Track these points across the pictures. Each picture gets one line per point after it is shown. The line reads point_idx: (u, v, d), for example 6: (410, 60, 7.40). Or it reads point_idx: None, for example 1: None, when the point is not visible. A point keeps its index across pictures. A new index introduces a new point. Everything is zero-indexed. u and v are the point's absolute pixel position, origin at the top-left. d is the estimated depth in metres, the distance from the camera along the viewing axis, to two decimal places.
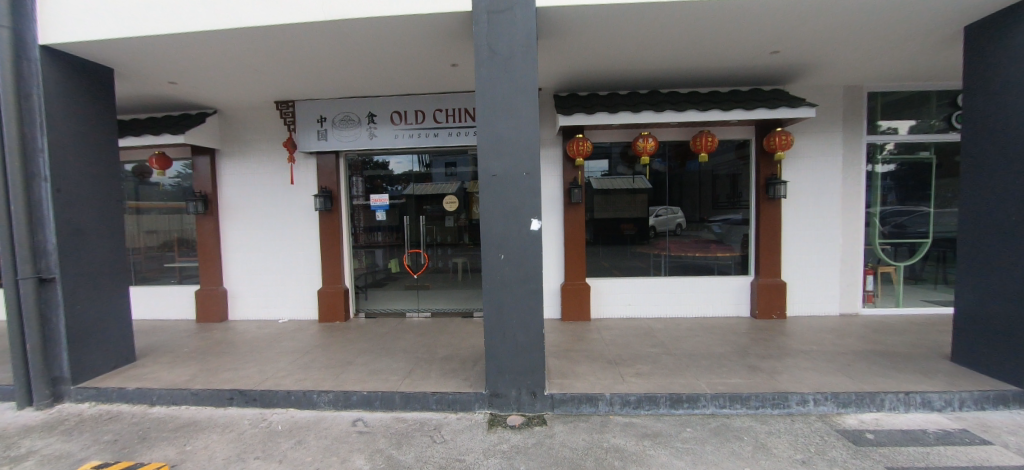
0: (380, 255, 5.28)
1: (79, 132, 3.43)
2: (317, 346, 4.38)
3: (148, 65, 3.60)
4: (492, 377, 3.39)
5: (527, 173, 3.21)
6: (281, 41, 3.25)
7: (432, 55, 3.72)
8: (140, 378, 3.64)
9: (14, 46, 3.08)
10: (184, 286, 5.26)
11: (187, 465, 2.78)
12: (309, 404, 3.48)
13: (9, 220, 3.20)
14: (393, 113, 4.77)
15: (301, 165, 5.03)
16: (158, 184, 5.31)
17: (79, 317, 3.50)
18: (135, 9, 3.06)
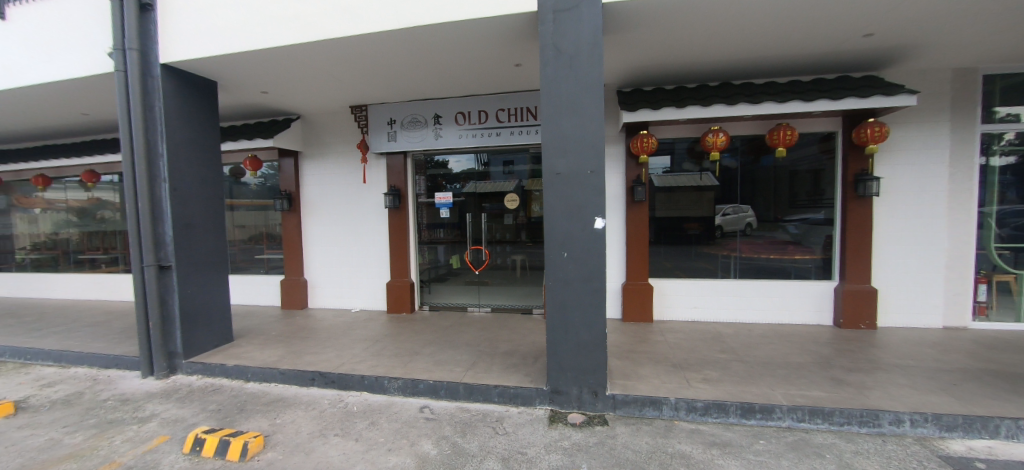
0: (443, 251, 5.49)
1: (191, 138, 3.90)
2: (386, 336, 4.65)
3: (247, 78, 4.01)
4: (553, 374, 3.41)
5: (592, 171, 3.18)
6: (358, 50, 3.48)
7: (497, 55, 3.80)
8: (237, 356, 4.08)
9: (142, 65, 3.56)
10: (271, 275, 5.82)
11: (277, 437, 3.08)
12: (380, 389, 3.70)
13: (136, 215, 3.71)
14: (457, 114, 4.94)
15: (373, 165, 5.36)
16: (249, 183, 5.90)
17: (190, 301, 3.99)
18: (235, 27, 3.41)
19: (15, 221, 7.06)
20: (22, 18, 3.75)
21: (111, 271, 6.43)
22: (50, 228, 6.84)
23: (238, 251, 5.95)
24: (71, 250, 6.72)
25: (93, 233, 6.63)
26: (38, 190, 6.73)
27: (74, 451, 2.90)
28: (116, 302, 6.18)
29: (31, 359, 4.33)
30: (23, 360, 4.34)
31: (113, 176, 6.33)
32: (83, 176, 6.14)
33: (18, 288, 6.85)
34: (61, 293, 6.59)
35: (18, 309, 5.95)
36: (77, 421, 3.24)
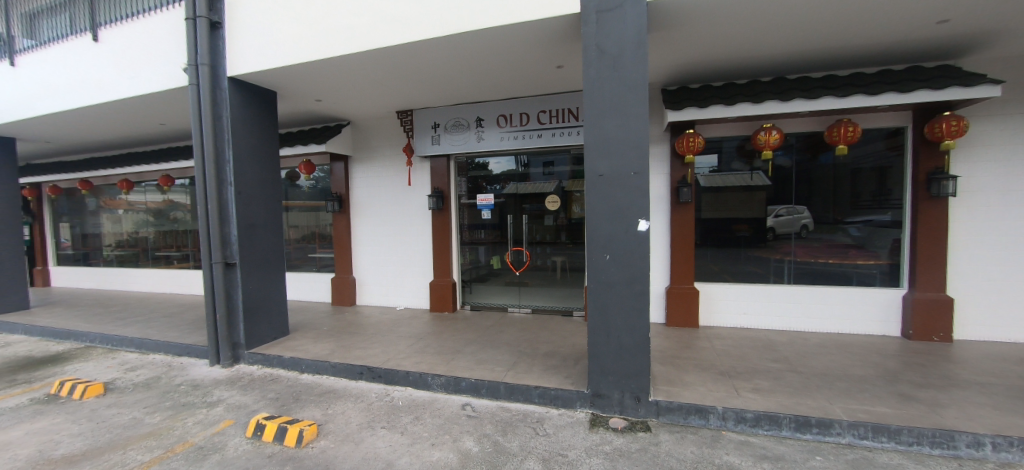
0: (483, 252, 5.58)
1: (254, 144, 4.19)
2: (429, 334, 4.79)
3: (304, 87, 4.27)
4: (595, 377, 3.38)
5: (635, 172, 3.13)
6: (405, 57, 3.61)
7: (539, 58, 3.81)
8: (293, 349, 4.35)
9: (212, 78, 3.86)
10: (323, 273, 6.15)
11: (328, 426, 3.26)
12: (424, 385, 3.82)
13: (206, 216, 4.04)
14: (499, 117, 5.01)
15: (418, 168, 5.54)
16: (303, 186, 6.26)
17: (252, 296, 4.29)
18: (292, 40, 3.62)
19: (103, 221, 7.88)
20: (111, 39, 4.15)
21: (182, 267, 7.03)
22: (131, 227, 7.58)
23: (292, 249, 6.33)
24: (149, 248, 7.42)
25: (168, 232, 7.28)
26: (122, 193, 7.48)
27: (153, 430, 3.20)
28: (187, 295, 6.75)
29: (117, 345, 4.81)
30: (111, 346, 4.83)
31: (185, 180, 6.92)
32: (160, 180, 6.76)
33: (105, 281, 7.64)
34: (140, 286, 7.29)
35: (106, 300, 6.64)
36: (156, 403, 3.57)
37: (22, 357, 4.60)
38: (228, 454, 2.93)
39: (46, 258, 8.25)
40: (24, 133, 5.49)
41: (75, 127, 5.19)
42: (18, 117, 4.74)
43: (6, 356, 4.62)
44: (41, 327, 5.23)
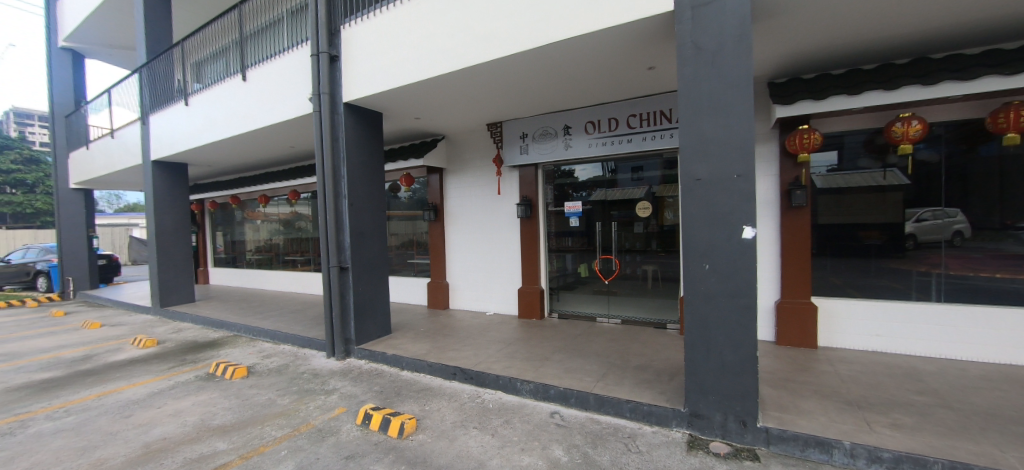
0: (570, 260, 5.60)
1: (363, 161, 4.68)
2: (517, 339, 4.90)
3: (405, 107, 4.67)
4: (692, 396, 3.16)
5: (738, 176, 2.89)
6: (494, 72, 3.77)
7: (628, 61, 3.71)
8: (394, 347, 4.74)
9: (331, 104, 4.39)
10: (420, 277, 6.65)
11: (425, 421, 3.48)
12: (513, 389, 3.91)
13: (325, 225, 4.59)
14: (587, 124, 4.99)
15: (507, 177, 5.72)
16: (403, 197, 6.83)
17: (361, 297, 4.76)
18: (396, 65, 3.99)
19: (246, 229, 9.38)
20: (255, 77, 4.95)
21: (305, 270, 8.08)
22: (266, 235, 8.93)
23: (394, 255, 6.94)
24: (280, 253, 8.66)
25: (294, 239, 8.43)
26: (262, 206, 8.86)
27: (284, 410, 3.71)
28: (309, 294, 7.74)
29: (257, 335, 5.67)
30: (253, 336, 5.71)
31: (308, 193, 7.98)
32: (289, 194, 7.86)
33: (247, 281, 9.08)
34: (274, 285, 8.55)
35: (249, 296, 7.89)
36: (285, 387, 4.13)
37: (193, 341, 5.65)
38: (342, 438, 3.29)
39: (206, 260, 10.05)
40: (194, 159, 6.78)
41: (228, 152, 6.28)
42: (190, 146, 5.87)
43: (182, 339, 5.71)
44: (203, 317, 6.38)
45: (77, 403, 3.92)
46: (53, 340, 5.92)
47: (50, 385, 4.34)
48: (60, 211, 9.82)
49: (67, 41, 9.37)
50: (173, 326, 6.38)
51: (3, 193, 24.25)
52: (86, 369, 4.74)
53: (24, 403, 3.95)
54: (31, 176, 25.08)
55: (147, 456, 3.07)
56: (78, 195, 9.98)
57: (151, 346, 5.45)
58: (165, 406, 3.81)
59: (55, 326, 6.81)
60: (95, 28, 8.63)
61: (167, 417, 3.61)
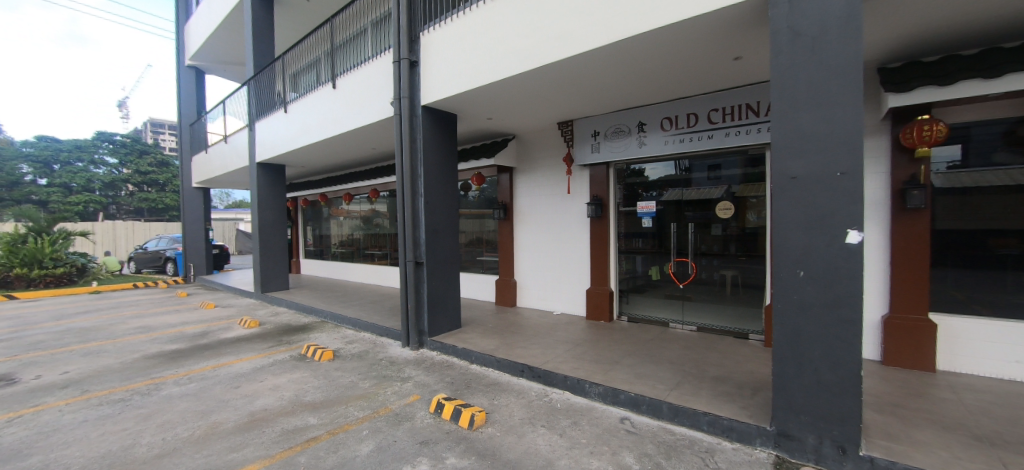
0: (640, 262, 5.50)
1: (439, 162, 4.89)
2: (585, 341, 4.84)
3: (479, 109, 4.82)
4: (781, 413, 2.88)
5: (841, 173, 2.58)
6: (569, 70, 3.75)
7: (713, 52, 3.52)
8: (464, 340, 4.89)
9: (410, 107, 4.64)
10: (488, 274, 6.86)
11: (494, 415, 3.55)
12: (581, 391, 3.85)
13: (403, 222, 4.86)
14: (663, 120, 4.85)
15: (577, 176, 5.70)
16: (473, 196, 7.09)
17: (434, 291, 4.97)
18: (473, 67, 4.12)
19: (331, 225, 10.24)
20: (343, 84, 5.38)
21: (382, 264, 8.62)
22: (348, 231, 9.67)
23: (464, 252, 7.23)
24: (360, 247, 9.34)
25: (372, 235, 9.04)
26: (345, 204, 9.62)
27: (364, 393, 3.98)
28: (385, 287, 8.28)
29: (342, 322, 6.14)
30: (338, 323, 6.20)
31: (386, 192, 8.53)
32: (370, 193, 8.45)
33: (332, 272, 9.93)
34: (354, 277, 9.25)
35: (333, 286, 8.62)
36: (366, 372, 4.43)
37: (289, 324, 6.28)
38: (416, 424, 3.45)
39: (297, 252, 11.13)
40: (291, 161, 7.55)
41: (319, 154, 6.91)
42: (287, 149, 6.52)
43: (279, 322, 6.37)
44: (297, 303, 7.07)
45: (198, 372, 4.52)
46: (178, 317, 6.90)
47: (179, 354, 5.06)
48: (185, 207, 11.43)
49: (192, 60, 10.85)
50: (271, 310, 7.15)
51: (141, 192, 28.88)
52: (205, 343, 5.47)
53: (159, 369, 4.64)
54: (162, 177, 29.52)
55: (252, 424, 3.45)
56: (198, 193, 11.51)
57: (255, 327, 6.14)
58: (265, 381, 4.26)
59: (180, 305, 7.96)
60: (213, 47, 9.91)
61: (267, 391, 4.04)
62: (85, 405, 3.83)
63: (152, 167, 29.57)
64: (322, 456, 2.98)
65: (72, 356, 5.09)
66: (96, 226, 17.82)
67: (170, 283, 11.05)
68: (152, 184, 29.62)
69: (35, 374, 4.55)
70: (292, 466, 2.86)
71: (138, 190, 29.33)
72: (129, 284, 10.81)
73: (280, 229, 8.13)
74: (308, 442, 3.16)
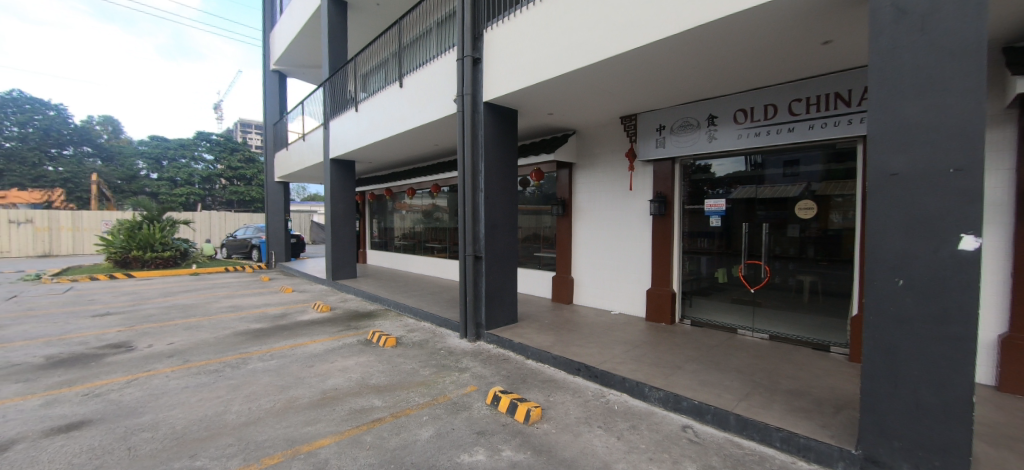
0: (705, 263, 5.32)
1: (499, 157, 4.94)
2: (645, 343, 4.69)
3: (542, 104, 4.83)
4: (868, 436, 2.49)
5: (954, 170, 2.10)
6: (634, 62, 3.63)
7: (799, 37, 3.23)
8: (520, 335, 4.92)
9: (473, 104, 4.74)
10: (545, 271, 6.93)
11: (550, 412, 3.52)
12: (640, 395, 3.73)
13: (463, 216, 4.97)
14: (736, 112, 4.64)
15: (639, 172, 5.60)
16: (533, 192, 7.27)
17: (492, 285, 5.05)
18: (536, 62, 4.11)
19: (395, 219, 10.77)
20: (409, 83, 5.60)
21: (441, 257, 8.92)
22: (410, 224, 10.11)
23: (522, 248, 7.43)
24: (421, 240, 9.71)
25: (432, 229, 9.37)
26: (409, 199, 10.09)
27: (425, 380, 4.13)
28: (444, 279, 8.57)
29: (404, 311, 6.43)
30: (401, 311, 6.50)
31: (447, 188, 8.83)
32: (432, 188, 8.78)
33: (395, 263, 10.47)
34: (415, 268, 9.68)
35: (396, 276, 9.06)
36: (426, 360, 4.60)
37: (357, 310, 6.69)
38: (473, 414, 3.52)
39: (364, 243, 11.84)
40: (360, 157, 8.02)
41: (387, 150, 7.30)
42: (358, 146, 6.94)
43: (349, 308, 6.80)
44: (364, 291, 7.52)
45: (278, 350, 4.94)
46: (262, 299, 7.62)
47: (263, 333, 5.57)
48: (269, 199, 12.55)
49: (276, 64, 11.85)
50: (341, 296, 7.67)
51: (230, 186, 32.23)
52: (287, 323, 5.99)
53: (246, 345, 5.13)
54: (250, 172, 32.80)
55: (324, 401, 3.70)
56: (279, 187, 12.55)
57: (327, 312, 6.60)
58: (335, 362, 4.56)
59: (262, 288, 8.77)
60: (294, 51, 10.74)
61: (338, 371, 4.32)
62: (187, 373, 4.33)
63: (241, 163, 32.51)
64: (386, 437, 3.13)
65: (176, 329, 5.78)
66: (196, 215, 20.12)
67: (255, 268, 12.26)
68: (240, 179, 32.81)
69: (148, 343, 5.22)
70: (359, 444, 3.03)
71: (229, 184, 32.67)
72: (221, 268, 12.12)
73: (349, 221, 8.68)
74: (374, 423, 3.33)
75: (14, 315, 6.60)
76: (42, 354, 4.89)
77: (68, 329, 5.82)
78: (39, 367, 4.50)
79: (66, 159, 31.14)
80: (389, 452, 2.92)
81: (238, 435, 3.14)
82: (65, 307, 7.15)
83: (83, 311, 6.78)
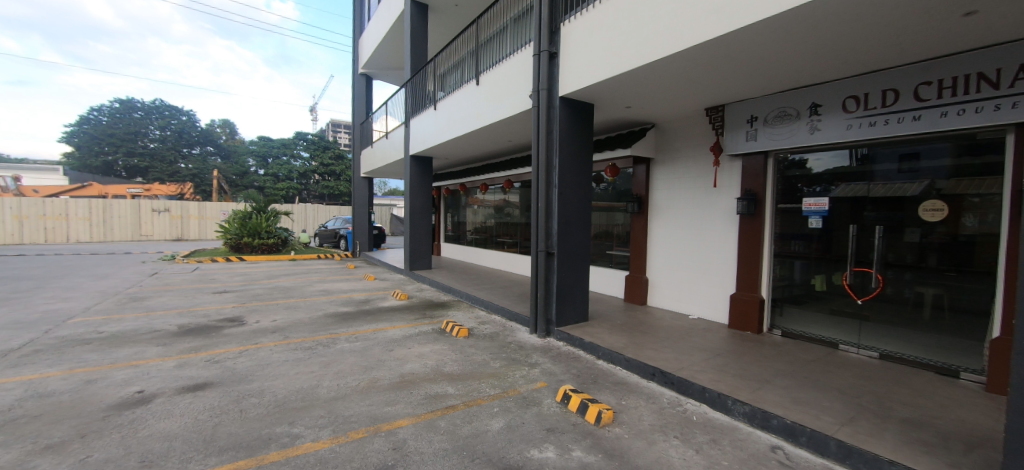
0: (800, 269, 4.81)
1: (574, 153, 4.88)
2: (727, 352, 4.36)
3: (620, 97, 4.66)
4: None
5: None
6: (722, 49, 3.33)
7: (931, 10, 2.73)
8: (591, 335, 4.83)
9: (548, 99, 4.71)
10: (617, 269, 6.88)
11: (622, 416, 3.39)
12: (722, 407, 3.45)
13: (536, 212, 4.98)
14: (846, 100, 4.09)
15: (726, 168, 5.27)
16: (608, 188, 7.16)
17: (564, 282, 5.01)
18: (614, 54, 3.96)
19: (467, 213, 11.14)
20: (485, 81, 5.73)
21: (511, 252, 9.05)
22: (482, 219, 10.37)
23: (594, 246, 7.37)
24: (492, 235, 9.93)
25: (504, 224, 9.52)
26: (481, 194, 10.39)
27: (496, 372, 4.20)
28: (515, 273, 8.69)
29: (476, 303, 6.62)
30: (473, 303, 6.71)
31: (519, 183, 8.97)
32: (505, 184, 8.97)
33: (467, 256, 10.85)
34: (486, 262, 9.94)
35: (468, 269, 9.37)
36: (497, 353, 4.68)
37: (432, 300, 7.01)
38: (543, 410, 3.50)
39: (439, 236, 12.42)
40: (437, 154, 8.40)
41: (463, 147, 7.58)
42: (435, 143, 7.28)
43: (425, 298, 7.16)
44: (438, 282, 7.88)
45: (362, 333, 5.33)
46: (349, 285, 8.30)
47: (350, 316, 6.05)
48: (355, 194, 13.66)
49: (364, 68, 12.79)
50: (417, 286, 8.11)
51: (320, 181, 35.56)
52: (372, 308, 6.46)
53: (338, 326, 5.61)
54: (338, 169, 35.88)
55: (403, 384, 3.91)
56: (364, 182, 13.56)
57: (404, 300, 7.01)
58: (412, 348, 4.81)
59: (348, 275, 9.57)
60: (380, 55, 11.50)
61: (415, 357, 4.55)
62: (287, 347, 4.84)
63: (332, 160, 35.71)
64: (459, 424, 3.23)
65: (278, 308, 6.50)
66: (295, 207, 22.49)
67: (343, 256, 13.44)
68: (330, 175, 36.02)
69: (256, 319, 5.92)
70: (434, 428, 3.16)
71: (321, 180, 36.03)
72: (314, 255, 13.45)
73: (425, 215, 9.14)
74: (447, 409, 3.46)
75: (156, 289, 7.88)
76: (177, 322, 5.77)
77: (195, 302, 6.81)
78: (174, 333, 5.31)
79: (194, 158, 36.54)
80: (461, 439, 3.01)
81: (328, 408, 3.44)
82: (193, 284, 8.39)
83: (206, 288, 7.90)
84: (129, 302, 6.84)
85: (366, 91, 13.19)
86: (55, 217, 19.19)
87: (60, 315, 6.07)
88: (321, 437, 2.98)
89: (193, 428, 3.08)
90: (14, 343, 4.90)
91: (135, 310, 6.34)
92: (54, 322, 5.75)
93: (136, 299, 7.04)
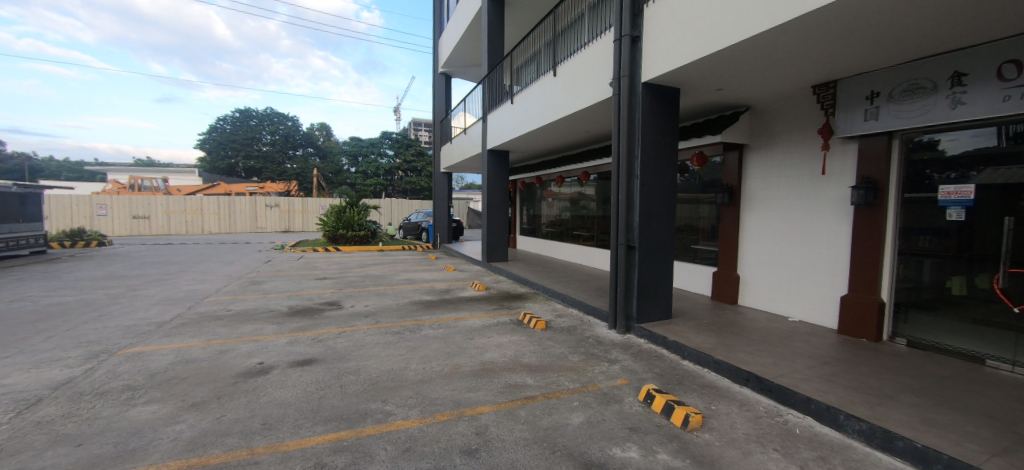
0: (931, 269, 4.08)
1: (657, 142, 4.64)
2: (837, 360, 3.88)
3: (710, 79, 4.31)
4: None
5: None
6: (832, 17, 2.90)
7: None
8: (675, 333, 4.59)
9: (630, 86, 4.52)
10: (704, 265, 6.47)
11: (711, 422, 3.17)
12: (832, 422, 3.07)
13: (615, 204, 4.84)
14: (1002, 66, 3.35)
15: (836, 152, 4.69)
16: (693, 178, 6.74)
17: (646, 276, 4.82)
18: (705, 33, 3.66)
19: (542, 206, 11.21)
20: (562, 71, 5.67)
21: (587, 245, 8.92)
22: (557, 212, 10.36)
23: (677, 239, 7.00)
24: (568, 228, 9.86)
25: (579, 216, 9.39)
26: (556, 187, 10.38)
27: (574, 366, 4.17)
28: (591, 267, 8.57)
29: (552, 296, 6.63)
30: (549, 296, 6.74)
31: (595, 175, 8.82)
32: (581, 175, 8.92)
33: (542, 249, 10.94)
34: (561, 255, 9.93)
35: (544, 262, 9.43)
36: (575, 347, 4.65)
37: (509, 291, 7.17)
38: (624, 408, 3.40)
39: (515, 229, 12.68)
40: (512, 147, 8.53)
41: (540, 140, 7.61)
42: (512, 137, 7.39)
43: (502, 289, 7.35)
44: (514, 274, 8.03)
45: (446, 321, 5.62)
46: (431, 275, 8.81)
47: (434, 304, 6.41)
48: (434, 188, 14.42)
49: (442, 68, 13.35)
50: (494, 277, 8.35)
51: (400, 178, 38.12)
52: (455, 298, 6.81)
53: (424, 313, 5.99)
54: (419, 165, 38.23)
55: (485, 372, 4.06)
56: (442, 177, 14.23)
57: (483, 291, 7.25)
58: (491, 338, 4.97)
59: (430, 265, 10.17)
60: (457, 54, 11.91)
61: (494, 347, 4.70)
62: (379, 331, 5.26)
63: (413, 158, 38.26)
64: (539, 415, 3.27)
65: (370, 294, 7.10)
66: (383, 202, 24.44)
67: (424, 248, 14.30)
68: (411, 171, 38.41)
69: (353, 304, 6.52)
70: (515, 417, 3.23)
71: (403, 176, 38.58)
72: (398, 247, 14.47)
73: (501, 209, 9.36)
74: (528, 399, 3.51)
75: (271, 274, 9.04)
76: (287, 304, 6.56)
77: (301, 287, 7.69)
78: (286, 314, 6.04)
79: (296, 159, 41.14)
80: (541, 430, 3.04)
81: (416, 390, 3.67)
82: (299, 270, 9.48)
83: (309, 275, 8.88)
84: (250, 285, 7.92)
85: (444, 89, 13.77)
86: (192, 212, 22.79)
87: (199, 295, 7.21)
88: (411, 416, 3.20)
89: (303, 399, 3.47)
90: (168, 316, 5.94)
91: (255, 292, 7.34)
92: (195, 300, 6.87)
93: (254, 282, 8.13)
